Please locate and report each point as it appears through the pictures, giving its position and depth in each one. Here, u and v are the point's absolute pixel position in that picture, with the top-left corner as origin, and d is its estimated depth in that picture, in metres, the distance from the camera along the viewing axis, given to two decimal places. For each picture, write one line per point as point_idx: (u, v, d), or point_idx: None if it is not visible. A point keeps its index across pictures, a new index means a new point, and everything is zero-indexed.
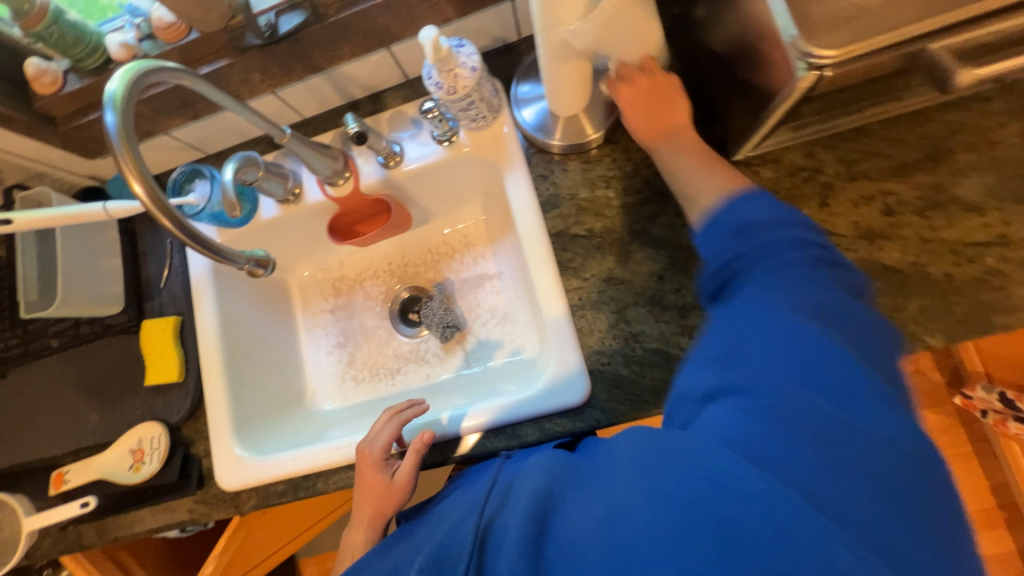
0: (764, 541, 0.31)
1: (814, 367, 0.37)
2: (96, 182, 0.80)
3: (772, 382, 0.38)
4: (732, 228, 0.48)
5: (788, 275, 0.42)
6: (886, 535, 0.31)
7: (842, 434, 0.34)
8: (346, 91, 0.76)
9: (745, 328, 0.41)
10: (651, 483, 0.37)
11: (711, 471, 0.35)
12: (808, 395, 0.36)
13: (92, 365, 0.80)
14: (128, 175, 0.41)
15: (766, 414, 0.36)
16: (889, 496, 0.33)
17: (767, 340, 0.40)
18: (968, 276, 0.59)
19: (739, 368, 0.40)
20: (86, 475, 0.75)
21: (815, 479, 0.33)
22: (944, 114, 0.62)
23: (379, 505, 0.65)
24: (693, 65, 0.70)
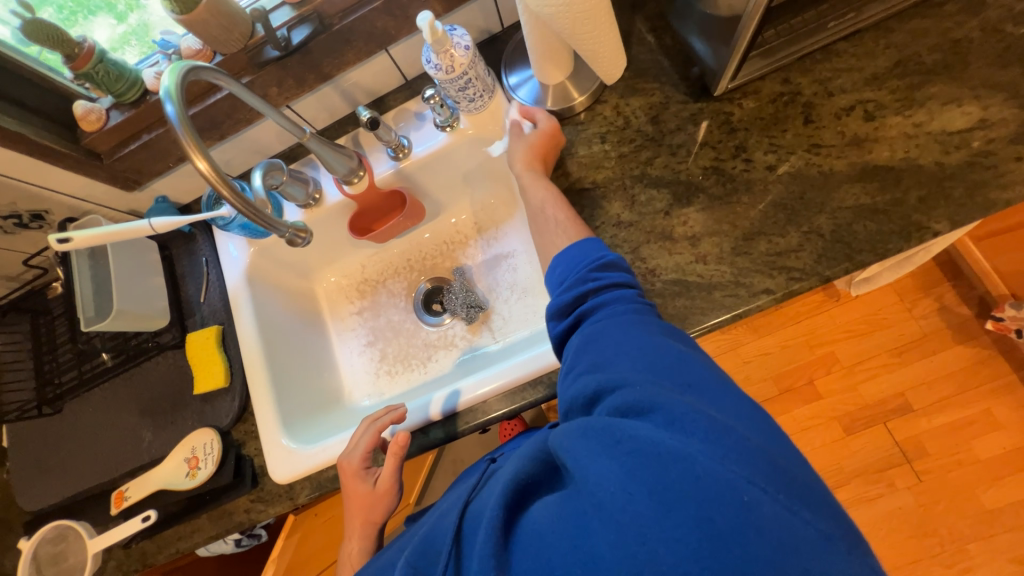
0: (702, 502, 0.33)
1: (662, 363, 0.43)
2: (135, 216, 0.87)
3: (638, 373, 0.42)
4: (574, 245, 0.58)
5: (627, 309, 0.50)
6: (774, 468, 0.35)
7: (709, 395, 0.40)
8: (352, 99, 0.83)
9: (611, 346, 0.46)
10: (587, 475, 0.38)
11: (635, 451, 0.36)
12: (667, 378, 0.42)
13: (142, 385, 0.84)
14: (191, 154, 0.47)
15: (645, 391, 0.40)
16: (761, 436, 0.38)
17: (625, 351, 0.45)
18: (959, 160, 0.62)
19: (612, 366, 0.45)
20: (145, 489, 0.77)
21: (711, 436, 0.36)
22: (903, 24, 0.67)
23: (369, 514, 0.70)
24: (664, 24, 0.77)
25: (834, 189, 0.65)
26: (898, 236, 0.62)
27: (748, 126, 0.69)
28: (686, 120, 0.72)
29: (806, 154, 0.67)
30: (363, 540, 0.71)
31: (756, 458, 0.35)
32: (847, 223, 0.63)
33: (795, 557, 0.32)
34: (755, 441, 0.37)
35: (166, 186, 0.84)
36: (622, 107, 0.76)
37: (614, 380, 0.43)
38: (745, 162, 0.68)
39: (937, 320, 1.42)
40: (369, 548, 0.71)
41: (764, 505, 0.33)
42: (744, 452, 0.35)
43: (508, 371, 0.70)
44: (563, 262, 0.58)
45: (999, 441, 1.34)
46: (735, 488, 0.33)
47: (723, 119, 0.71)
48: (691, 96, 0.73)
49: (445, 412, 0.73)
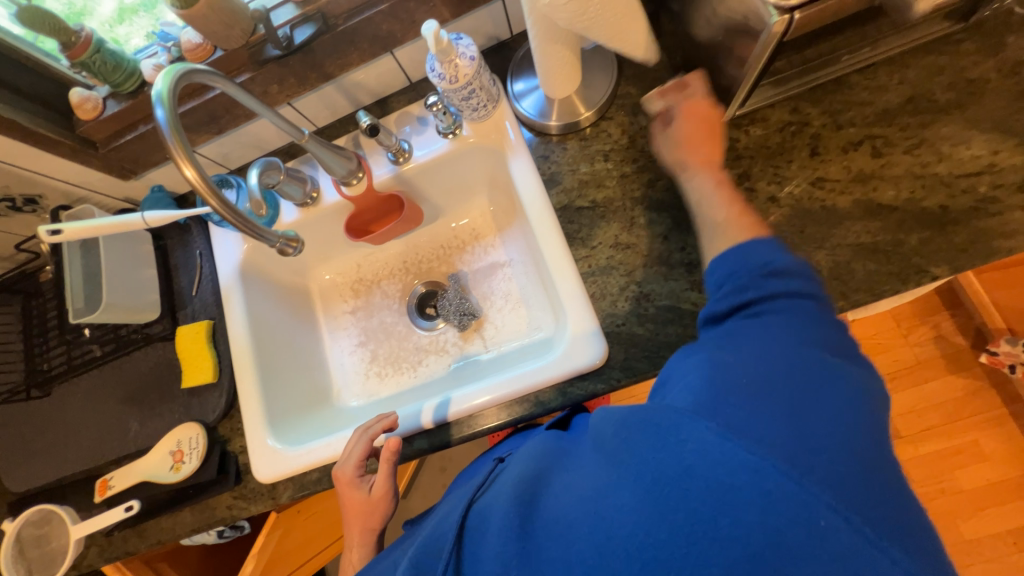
0: (770, 516, 0.31)
1: (795, 367, 0.38)
2: (130, 204, 0.86)
3: (751, 373, 0.38)
4: (735, 247, 0.48)
5: (785, 297, 0.43)
6: (860, 495, 0.33)
7: (825, 408, 0.36)
8: (355, 98, 0.82)
9: (750, 344, 0.40)
10: (640, 467, 0.36)
11: (702, 456, 0.34)
12: (790, 378, 0.37)
13: (131, 374, 0.84)
14: (179, 161, 0.46)
15: (741, 390, 0.37)
16: (861, 465, 0.34)
17: (771, 348, 0.39)
18: (963, 205, 0.61)
19: (729, 356, 0.40)
20: (129, 479, 0.78)
21: (797, 450, 0.33)
22: (919, 59, 0.66)
23: (365, 522, 0.69)
24: (676, 42, 0.75)
25: (836, 225, 0.64)
26: (895, 279, 0.61)
27: (753, 154, 0.68)
28: None
29: (810, 187, 0.66)
30: (362, 545, 0.70)
31: (840, 482, 0.33)
32: (845, 261, 0.63)
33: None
34: (847, 465, 0.33)
35: (163, 177, 0.83)
36: (627, 125, 0.75)
37: (721, 369, 0.39)
38: (748, 191, 0.68)
39: (932, 349, 1.42)
40: (369, 556, 0.70)
41: (841, 533, 0.30)
42: (830, 474, 0.33)
43: (495, 387, 0.70)
44: (721, 258, 0.48)
45: (983, 472, 1.35)
46: (811, 510, 0.31)
47: (728, 145, 0.70)
48: None
49: (435, 421, 0.72)
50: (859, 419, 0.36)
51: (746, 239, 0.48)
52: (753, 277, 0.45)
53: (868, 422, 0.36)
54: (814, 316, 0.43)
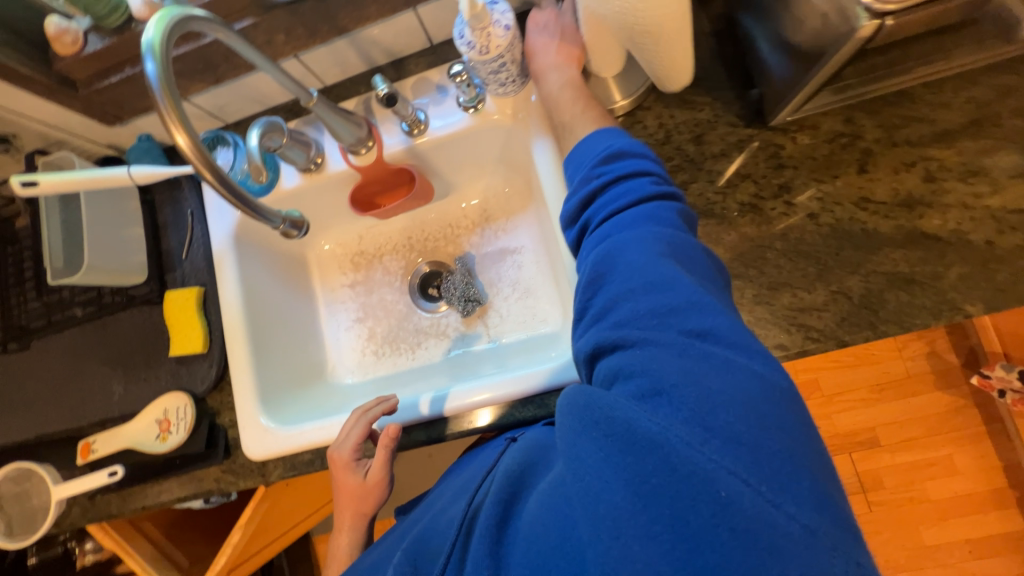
0: (678, 499, 0.32)
1: (675, 307, 0.39)
2: (114, 151, 0.79)
3: (637, 332, 0.39)
4: (586, 142, 0.54)
5: (655, 221, 0.45)
6: (763, 457, 0.32)
7: (713, 360, 0.36)
8: (369, 57, 0.74)
9: (620, 283, 0.42)
10: (565, 450, 0.39)
11: (617, 437, 0.36)
12: (683, 336, 0.38)
13: (115, 336, 0.79)
14: (171, 126, 0.40)
15: (637, 357, 0.38)
16: (760, 417, 0.34)
17: (636, 287, 0.41)
18: (1012, 243, 0.58)
19: (624, 320, 0.41)
20: (113, 445, 0.75)
21: (693, 414, 0.34)
22: (989, 78, 0.61)
23: (358, 508, 0.68)
24: (728, 28, 0.68)
25: (874, 251, 0.61)
26: (928, 313, 0.58)
27: (797, 164, 0.64)
28: (732, 145, 0.66)
29: (853, 207, 0.62)
30: (351, 529, 0.69)
31: (736, 439, 0.33)
32: (878, 290, 0.60)
33: (775, 562, 0.30)
34: (742, 414, 0.34)
35: (151, 125, 0.76)
36: (667, 118, 0.69)
37: (612, 333, 0.41)
38: (786, 205, 0.63)
39: (924, 364, 1.43)
40: (359, 540, 0.70)
41: (745, 499, 0.31)
42: (723, 432, 0.33)
43: (502, 385, 0.67)
44: (574, 155, 0.54)
45: (954, 485, 1.39)
46: (712, 481, 0.32)
47: (772, 152, 0.65)
48: (743, 119, 0.66)
49: (435, 414, 0.69)
50: (752, 362, 0.36)
51: (601, 130, 0.55)
52: (597, 166, 0.50)
53: (772, 373, 0.36)
54: (690, 250, 0.43)
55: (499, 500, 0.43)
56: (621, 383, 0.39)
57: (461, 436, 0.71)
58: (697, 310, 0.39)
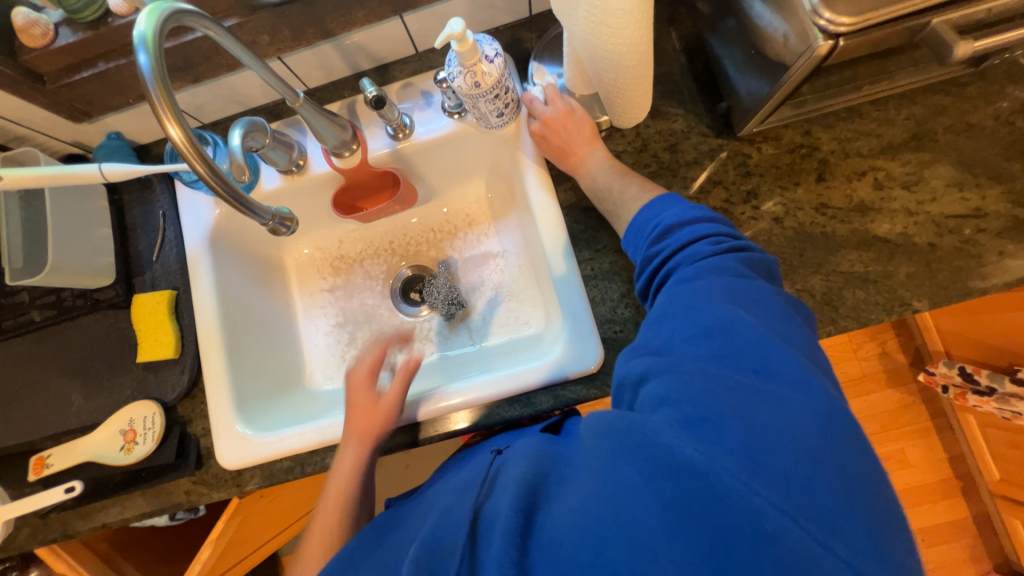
0: (720, 528, 0.34)
1: (732, 348, 0.41)
2: (80, 148, 0.76)
3: (690, 367, 0.41)
4: (645, 206, 0.56)
5: (720, 272, 0.47)
6: (814, 497, 0.34)
7: (770, 400, 0.38)
8: (354, 61, 0.75)
9: (677, 323, 0.45)
10: (604, 468, 0.40)
11: (662, 464, 0.37)
12: (747, 378, 0.39)
13: (75, 342, 0.75)
14: (164, 118, 0.40)
15: (692, 393, 0.39)
16: (817, 461, 0.35)
17: (695, 331, 0.43)
18: (950, 245, 0.64)
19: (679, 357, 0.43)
20: (70, 459, 0.70)
21: (743, 447, 0.36)
22: (926, 98, 0.68)
23: (363, 427, 0.66)
24: (697, 46, 0.73)
25: (833, 252, 0.66)
26: (881, 309, 0.64)
27: (763, 173, 0.69)
28: (704, 154, 0.70)
29: (813, 212, 0.67)
30: (347, 486, 0.63)
31: (782, 475, 0.35)
32: (838, 287, 0.65)
33: None
34: (796, 453, 0.35)
35: (122, 122, 0.73)
36: (644, 128, 0.72)
37: (664, 366, 0.43)
38: (754, 210, 0.68)
39: (876, 364, 1.53)
40: (358, 490, 0.64)
41: (789, 537, 0.32)
42: (768, 467, 0.35)
43: (488, 384, 0.68)
44: (631, 227, 0.57)
45: (906, 477, 1.49)
46: (757, 516, 0.33)
47: (740, 160, 0.69)
48: (713, 130, 0.71)
49: (420, 416, 0.69)
50: (809, 406, 0.38)
51: (656, 198, 0.57)
52: (650, 241, 0.54)
53: (828, 416, 0.37)
54: (758, 298, 0.45)
55: (513, 507, 0.41)
56: (666, 410, 0.40)
57: (444, 438, 0.70)
58: (756, 350, 0.41)
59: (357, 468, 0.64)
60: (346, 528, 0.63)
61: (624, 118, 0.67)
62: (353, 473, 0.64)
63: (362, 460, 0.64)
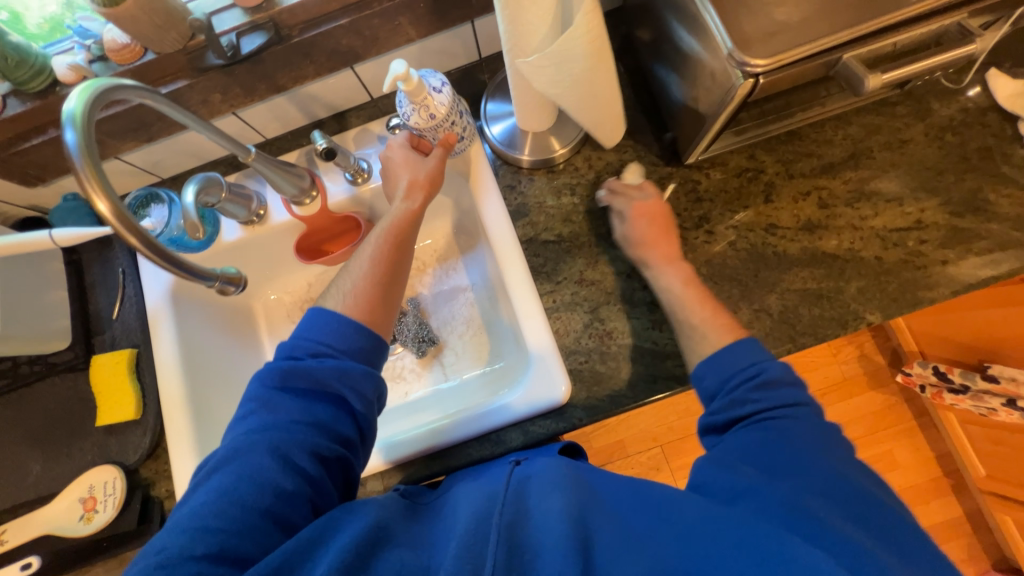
0: None
1: (850, 496, 0.43)
2: (36, 211, 0.76)
3: (803, 494, 0.42)
4: (737, 344, 0.54)
5: (822, 428, 0.49)
6: None
7: (890, 552, 0.40)
8: (310, 110, 0.77)
9: (782, 457, 0.46)
10: (693, 547, 0.40)
11: (777, 563, 0.37)
12: (863, 526, 0.41)
13: (32, 409, 0.73)
14: (91, 192, 0.39)
15: (802, 514, 0.41)
16: None
17: (803, 469, 0.44)
18: (895, 258, 0.66)
19: (787, 479, 0.44)
20: (27, 533, 0.68)
21: (869, 574, 0.37)
22: (860, 118, 0.71)
23: (413, 176, 0.67)
24: (642, 79, 0.76)
25: (785, 271, 0.67)
26: (836, 324, 0.65)
27: (712, 198, 0.71)
28: (655, 183, 0.72)
29: (764, 233, 0.69)
30: (401, 232, 0.64)
31: None
32: (793, 305, 0.66)
33: None
34: None
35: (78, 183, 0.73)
36: (595, 160, 0.75)
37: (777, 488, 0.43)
38: (707, 234, 0.70)
39: (857, 367, 1.54)
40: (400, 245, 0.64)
41: None
42: None
43: (457, 423, 0.67)
44: (711, 361, 0.54)
45: (897, 479, 1.49)
46: None
47: (690, 187, 0.72)
48: (663, 158, 0.73)
49: (389, 462, 0.68)
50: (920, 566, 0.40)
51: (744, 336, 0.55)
52: (751, 386, 0.51)
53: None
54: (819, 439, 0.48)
55: (575, 532, 0.40)
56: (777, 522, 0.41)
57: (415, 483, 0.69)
58: (865, 506, 0.42)
59: (410, 224, 0.65)
60: (382, 309, 0.59)
61: (602, 133, 0.66)
62: (407, 220, 0.65)
63: (415, 211, 0.66)
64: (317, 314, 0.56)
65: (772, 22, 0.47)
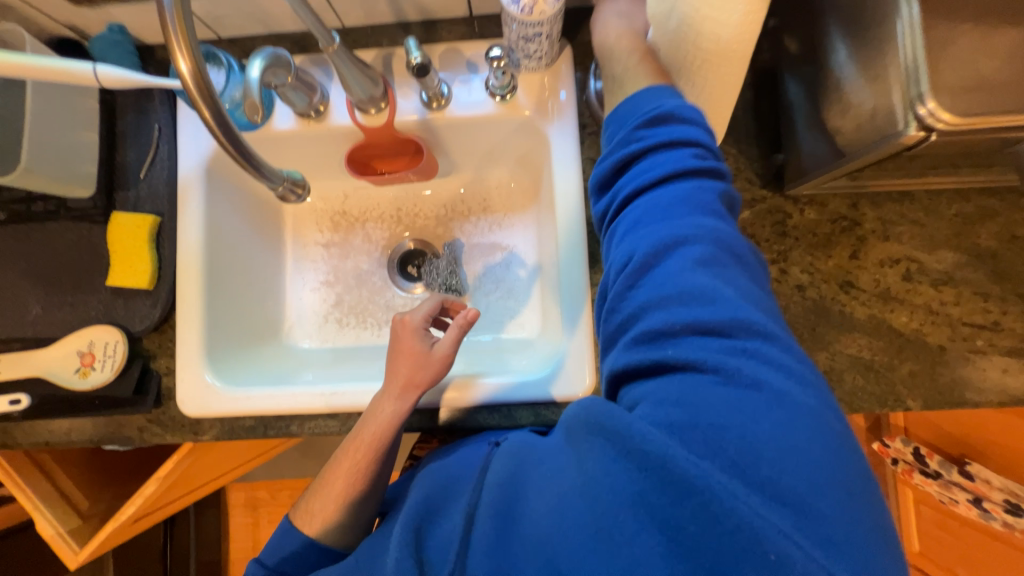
0: (689, 509, 0.35)
1: (713, 323, 0.40)
2: (75, 34, 0.67)
3: (675, 344, 0.41)
4: (638, 94, 0.49)
5: (697, 205, 0.44)
6: (779, 474, 0.35)
7: (755, 394, 0.38)
8: (400, 8, 0.68)
9: (654, 288, 0.43)
10: (580, 467, 0.42)
11: (644, 467, 0.37)
12: (727, 366, 0.39)
13: (41, 248, 0.69)
14: (177, 49, 0.35)
15: (687, 395, 0.39)
16: (783, 438, 0.36)
17: (671, 297, 0.42)
18: (959, 351, 0.63)
19: (655, 331, 0.42)
20: (19, 371, 0.66)
21: (715, 433, 0.37)
22: (980, 198, 0.65)
23: (414, 372, 0.61)
24: (768, 83, 0.68)
25: (845, 332, 0.65)
26: (876, 400, 0.64)
27: (799, 237, 0.66)
28: (745, 202, 0.67)
29: (838, 288, 0.65)
30: (377, 445, 0.60)
31: (741, 455, 0.36)
32: (840, 369, 0.64)
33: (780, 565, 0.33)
34: (760, 435, 0.36)
35: (129, 16, 0.65)
36: None
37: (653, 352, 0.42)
38: (779, 272, 0.66)
39: None
40: (401, 414, 0.60)
41: (749, 511, 0.34)
42: (724, 445, 0.36)
43: (472, 389, 0.66)
44: (620, 110, 0.50)
45: None
46: (722, 499, 0.35)
47: (779, 218, 0.66)
48: (762, 179, 0.67)
49: None
50: (788, 393, 0.38)
51: (650, 88, 0.50)
52: (644, 125, 0.47)
53: (806, 400, 0.38)
54: (746, 264, 0.44)
55: (495, 502, 0.44)
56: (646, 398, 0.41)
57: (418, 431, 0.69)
58: (733, 328, 0.40)
59: (384, 434, 0.60)
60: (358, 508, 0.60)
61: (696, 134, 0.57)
62: (387, 429, 0.60)
63: (403, 413, 0.60)
64: (284, 530, 0.61)
65: (972, 73, 0.41)
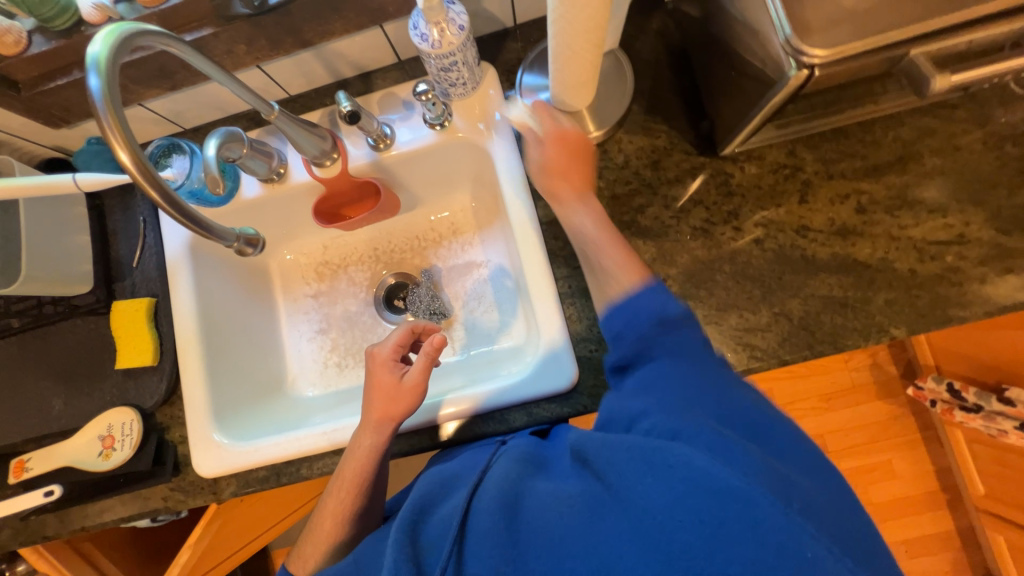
0: (735, 525, 0.35)
1: (721, 397, 0.44)
2: (60, 153, 0.76)
3: (692, 400, 0.43)
4: (645, 286, 0.52)
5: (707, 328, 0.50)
6: (806, 511, 0.37)
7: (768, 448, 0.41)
8: (335, 69, 0.75)
9: (675, 367, 0.47)
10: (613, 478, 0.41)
11: (687, 480, 0.37)
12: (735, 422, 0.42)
13: (56, 347, 0.75)
14: (115, 142, 0.41)
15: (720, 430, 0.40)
16: (796, 486, 0.39)
17: (690, 376, 0.45)
18: (930, 272, 0.63)
19: (673, 389, 0.45)
20: (49, 464, 0.71)
21: (764, 474, 0.37)
22: (916, 119, 0.66)
23: (387, 405, 0.62)
24: (684, 61, 0.72)
25: (811, 275, 0.65)
26: (858, 335, 0.63)
27: (745, 193, 0.68)
28: (685, 172, 0.69)
29: (794, 234, 0.66)
30: (361, 479, 0.61)
31: (777, 487, 0.37)
32: (815, 312, 0.64)
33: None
34: (784, 478, 0.38)
35: None
36: (627, 144, 0.71)
37: (672, 398, 0.44)
38: (734, 230, 0.67)
39: (868, 374, 1.45)
40: (380, 448, 0.62)
41: (801, 545, 0.34)
42: (766, 478, 0.37)
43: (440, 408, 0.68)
44: (617, 306, 0.52)
45: (893, 489, 1.42)
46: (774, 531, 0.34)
47: (721, 180, 0.69)
48: (696, 147, 0.70)
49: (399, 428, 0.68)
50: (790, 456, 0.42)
51: (653, 280, 0.53)
52: (653, 328, 0.49)
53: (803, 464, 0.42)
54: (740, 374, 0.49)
55: (498, 496, 0.44)
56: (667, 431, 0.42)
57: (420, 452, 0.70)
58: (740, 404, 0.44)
59: (365, 470, 0.61)
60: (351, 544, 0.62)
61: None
62: (366, 465, 0.61)
63: (382, 446, 0.62)
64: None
65: (835, 8, 0.44)
